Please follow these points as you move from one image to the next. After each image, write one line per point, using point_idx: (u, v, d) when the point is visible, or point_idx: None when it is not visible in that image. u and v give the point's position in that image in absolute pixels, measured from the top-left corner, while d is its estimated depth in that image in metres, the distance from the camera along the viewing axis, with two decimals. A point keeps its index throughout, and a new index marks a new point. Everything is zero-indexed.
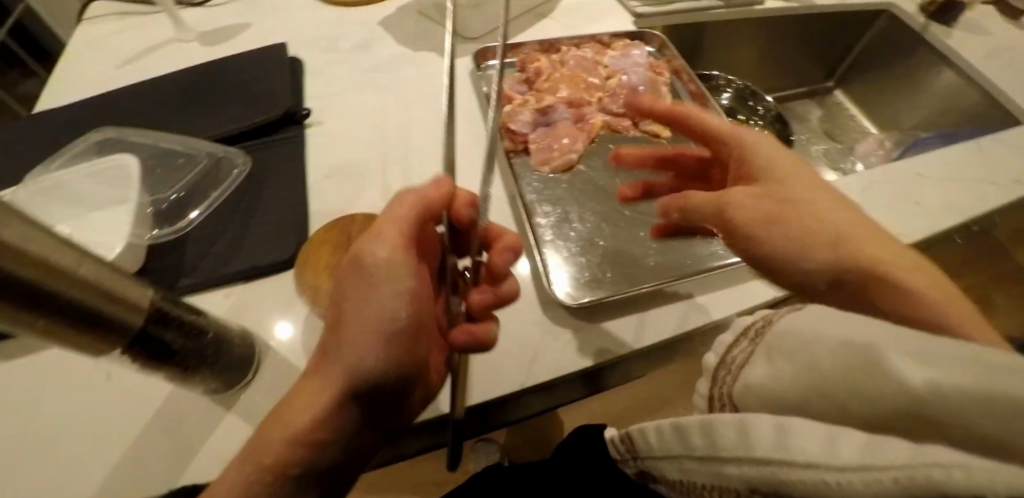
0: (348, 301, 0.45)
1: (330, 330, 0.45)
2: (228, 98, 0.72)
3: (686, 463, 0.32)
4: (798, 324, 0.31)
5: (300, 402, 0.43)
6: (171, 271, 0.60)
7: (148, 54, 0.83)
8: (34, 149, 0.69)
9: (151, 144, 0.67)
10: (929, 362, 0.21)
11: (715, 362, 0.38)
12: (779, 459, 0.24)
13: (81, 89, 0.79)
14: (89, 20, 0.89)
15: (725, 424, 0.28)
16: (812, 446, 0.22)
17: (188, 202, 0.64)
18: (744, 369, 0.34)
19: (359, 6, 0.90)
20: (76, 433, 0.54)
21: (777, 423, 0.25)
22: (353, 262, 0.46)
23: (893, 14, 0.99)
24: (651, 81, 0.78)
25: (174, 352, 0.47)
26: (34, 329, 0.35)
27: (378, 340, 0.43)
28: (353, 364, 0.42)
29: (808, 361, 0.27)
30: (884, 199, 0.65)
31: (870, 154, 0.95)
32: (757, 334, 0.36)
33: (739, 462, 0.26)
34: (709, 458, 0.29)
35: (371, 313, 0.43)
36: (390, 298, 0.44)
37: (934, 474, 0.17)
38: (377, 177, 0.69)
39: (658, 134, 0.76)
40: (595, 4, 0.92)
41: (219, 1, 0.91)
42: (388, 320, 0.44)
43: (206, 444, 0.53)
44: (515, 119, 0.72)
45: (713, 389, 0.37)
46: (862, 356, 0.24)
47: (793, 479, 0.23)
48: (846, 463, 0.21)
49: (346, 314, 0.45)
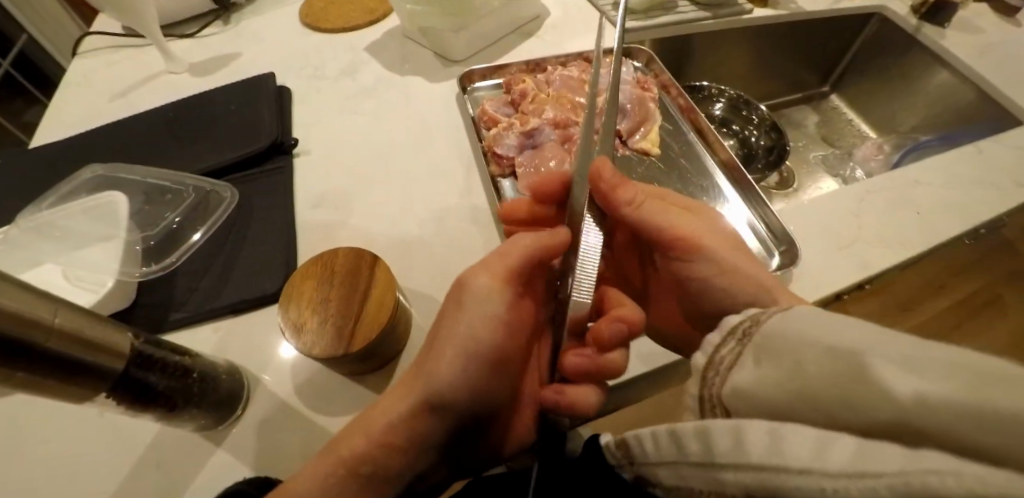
0: (450, 322, 0.45)
1: (423, 347, 0.46)
2: (216, 129, 0.72)
3: (684, 470, 0.26)
4: (788, 323, 0.27)
5: (380, 408, 0.44)
6: (163, 305, 0.61)
7: (139, 87, 0.84)
8: (28, 186, 0.70)
9: (140, 180, 0.67)
10: (915, 369, 0.19)
11: (703, 363, 0.32)
12: (777, 464, 0.20)
13: (74, 123, 0.80)
14: (83, 54, 0.90)
15: (718, 425, 0.23)
16: (806, 450, 0.19)
17: (175, 237, 0.63)
18: (733, 373, 0.28)
19: (345, 32, 0.90)
20: (62, 475, 0.53)
21: (773, 426, 0.21)
22: (464, 284, 0.46)
23: (885, 16, 0.98)
24: (639, 98, 0.77)
25: (159, 394, 0.46)
26: (11, 383, 0.34)
27: (467, 371, 0.43)
28: (434, 379, 0.42)
29: (794, 363, 0.24)
30: (880, 207, 0.64)
31: (869, 160, 0.93)
32: (746, 335, 0.30)
33: (737, 468, 0.22)
34: (704, 464, 0.24)
35: (471, 342, 0.44)
36: (488, 329, 0.44)
37: (930, 480, 0.15)
38: (367, 204, 0.68)
39: (647, 151, 0.76)
40: (581, 20, 0.92)
41: (209, 31, 0.92)
42: (483, 352, 0.44)
43: (194, 483, 0.52)
44: (501, 144, 0.70)
45: (702, 391, 0.31)
46: (847, 363, 0.22)
47: (791, 488, 0.19)
48: (839, 470, 0.18)
49: (438, 334, 0.45)
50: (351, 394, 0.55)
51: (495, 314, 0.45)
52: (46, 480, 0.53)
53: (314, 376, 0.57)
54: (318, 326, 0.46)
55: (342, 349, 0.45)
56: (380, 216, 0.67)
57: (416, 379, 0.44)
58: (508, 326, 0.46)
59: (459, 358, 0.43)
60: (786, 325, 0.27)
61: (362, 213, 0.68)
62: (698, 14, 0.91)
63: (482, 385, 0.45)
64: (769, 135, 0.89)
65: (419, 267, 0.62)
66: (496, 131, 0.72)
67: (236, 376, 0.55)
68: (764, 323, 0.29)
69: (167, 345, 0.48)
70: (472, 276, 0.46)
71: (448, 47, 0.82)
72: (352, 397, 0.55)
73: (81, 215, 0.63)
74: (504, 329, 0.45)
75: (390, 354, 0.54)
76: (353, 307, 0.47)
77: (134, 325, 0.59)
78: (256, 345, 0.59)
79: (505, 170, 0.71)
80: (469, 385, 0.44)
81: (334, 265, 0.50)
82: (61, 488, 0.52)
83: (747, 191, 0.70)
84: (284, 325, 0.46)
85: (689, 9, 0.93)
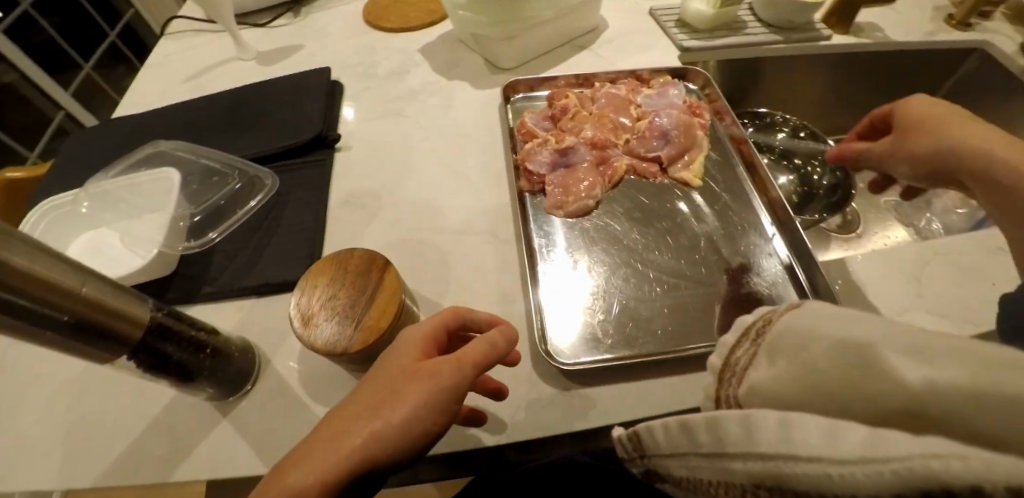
0: (388, 384, 0.39)
1: (367, 395, 0.39)
2: (270, 119, 0.75)
3: (693, 460, 0.29)
4: (803, 322, 0.27)
5: (306, 460, 0.36)
6: (198, 278, 0.63)
7: (211, 71, 0.90)
8: (103, 153, 0.76)
9: (193, 160, 0.71)
10: (928, 358, 0.20)
11: (720, 362, 0.33)
12: (786, 452, 0.21)
13: (151, 98, 0.87)
14: (169, 35, 0.98)
15: (727, 416, 0.25)
16: (815, 437, 0.21)
17: (217, 216, 0.66)
18: (750, 373, 0.29)
19: (402, 32, 0.93)
20: (83, 424, 0.56)
21: (782, 417, 0.22)
22: (401, 349, 0.42)
23: (989, 53, 0.88)
24: (685, 124, 0.73)
25: (174, 365, 0.47)
26: (39, 341, 0.36)
27: (404, 439, 0.37)
28: (381, 438, 0.36)
29: (804, 358, 0.25)
30: None
31: (950, 211, 0.84)
32: (761, 336, 0.30)
33: (745, 458, 0.24)
34: (714, 454, 0.26)
35: (415, 408, 0.38)
36: (436, 398, 0.38)
37: (934, 465, 0.17)
38: (400, 200, 0.69)
39: (688, 182, 0.71)
40: (638, 36, 0.89)
41: (279, 23, 0.97)
42: (426, 424, 0.38)
43: (195, 454, 0.53)
44: (533, 159, 0.70)
45: (720, 391, 0.32)
46: (856, 353, 0.22)
47: (800, 473, 0.21)
48: (847, 457, 0.19)
49: (372, 395, 0.39)
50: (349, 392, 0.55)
51: (445, 384, 0.39)
52: (69, 427, 0.56)
53: (318, 367, 0.57)
54: (324, 322, 0.46)
55: (340, 349, 0.45)
56: (407, 216, 0.68)
57: (342, 438, 0.37)
58: (457, 399, 0.40)
59: (399, 423, 0.37)
60: (800, 324, 0.27)
61: (390, 212, 0.68)
62: (767, 36, 0.85)
63: (410, 458, 0.39)
64: (834, 173, 0.83)
65: (436, 272, 0.62)
66: (532, 146, 0.71)
67: (249, 354, 0.56)
68: (775, 325, 0.29)
69: (187, 318, 0.49)
70: (409, 343, 0.43)
71: (498, 54, 0.82)
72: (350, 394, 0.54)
73: (142, 187, 0.67)
74: (453, 401, 0.39)
75: None
76: (357, 307, 0.47)
77: (169, 294, 0.62)
78: (271, 328, 0.60)
79: (534, 187, 0.69)
80: (399, 456, 0.37)
81: (349, 263, 0.50)
82: (80, 438, 0.55)
83: (791, 235, 0.64)
84: (294, 314, 0.47)
85: (760, 30, 0.86)
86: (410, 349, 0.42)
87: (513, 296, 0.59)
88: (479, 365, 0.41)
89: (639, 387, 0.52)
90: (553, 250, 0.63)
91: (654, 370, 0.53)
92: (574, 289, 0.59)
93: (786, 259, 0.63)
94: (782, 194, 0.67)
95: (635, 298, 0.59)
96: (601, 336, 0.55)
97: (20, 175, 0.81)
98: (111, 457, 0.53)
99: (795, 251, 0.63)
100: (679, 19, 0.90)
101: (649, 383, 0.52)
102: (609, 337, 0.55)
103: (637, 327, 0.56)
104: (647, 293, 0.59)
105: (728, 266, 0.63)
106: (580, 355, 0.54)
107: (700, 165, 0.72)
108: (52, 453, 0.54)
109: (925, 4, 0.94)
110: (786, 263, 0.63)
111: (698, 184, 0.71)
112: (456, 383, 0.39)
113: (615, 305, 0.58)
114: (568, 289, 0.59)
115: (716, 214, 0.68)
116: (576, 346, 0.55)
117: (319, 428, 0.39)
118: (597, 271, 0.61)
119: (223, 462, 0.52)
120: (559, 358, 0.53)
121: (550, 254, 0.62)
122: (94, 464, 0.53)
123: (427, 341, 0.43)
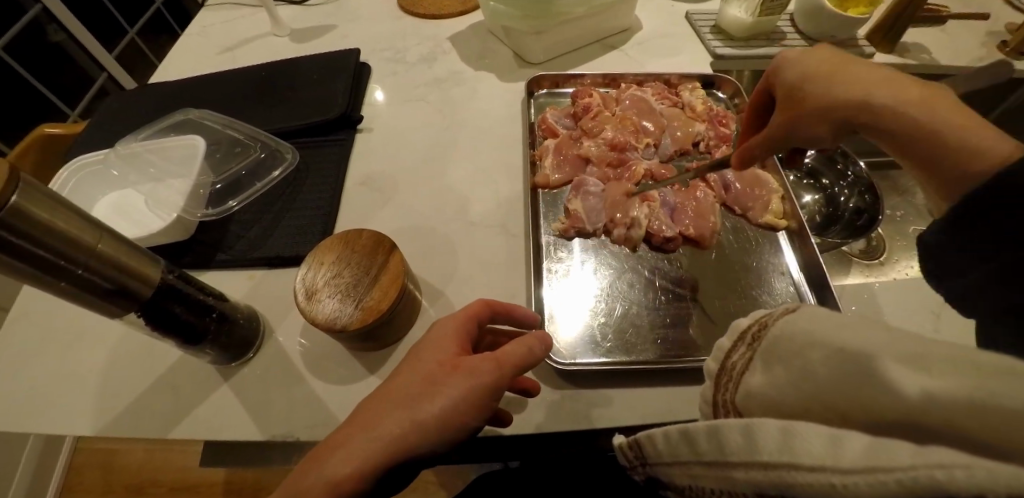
0: (424, 378, 0.40)
1: (400, 389, 0.40)
2: (300, 95, 0.77)
3: (694, 469, 0.28)
4: (795, 325, 0.28)
5: (344, 449, 0.37)
6: (214, 245, 0.64)
7: (245, 45, 0.92)
8: (137, 117, 0.79)
9: (221, 131, 0.72)
10: (925, 367, 0.21)
11: (715, 366, 0.34)
12: (788, 461, 0.22)
13: (188, 66, 0.90)
14: (211, 7, 1.01)
15: (729, 425, 0.25)
16: (816, 446, 0.21)
17: (237, 186, 0.67)
18: (746, 377, 0.31)
19: (435, 20, 0.94)
20: (90, 374, 0.57)
21: (783, 426, 0.23)
22: (437, 341, 0.43)
23: None
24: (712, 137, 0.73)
25: (181, 323, 0.47)
26: (61, 291, 0.37)
27: (441, 432, 0.38)
28: (420, 435, 0.38)
29: (800, 365, 0.26)
30: (911, 297, 0.67)
31: None
32: (755, 339, 0.31)
33: (747, 466, 0.24)
34: (718, 462, 0.26)
35: (452, 401, 0.39)
36: (475, 392, 0.39)
37: (937, 474, 0.17)
38: (417, 185, 0.70)
39: (774, 223, 0.65)
40: (671, 39, 0.88)
41: (314, 2, 0.99)
42: (461, 418, 0.39)
43: (193, 411, 0.54)
44: (653, 222, 0.64)
45: (717, 394, 0.34)
46: (853, 367, 0.23)
47: (802, 483, 0.21)
48: (850, 466, 0.20)
49: (406, 386, 0.40)
50: (344, 370, 0.55)
51: (485, 383, 0.40)
52: (78, 374, 0.57)
53: (315, 339, 0.57)
54: (326, 299, 0.47)
55: (339, 326, 0.45)
56: (419, 201, 0.68)
57: (380, 425, 0.38)
58: (492, 396, 0.41)
59: (440, 417, 0.38)
60: (791, 329, 0.28)
61: (403, 196, 0.69)
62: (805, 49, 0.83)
63: (446, 448, 0.40)
64: (862, 196, 0.80)
65: (445, 259, 0.62)
66: (552, 144, 0.72)
67: (254, 322, 0.57)
68: (770, 329, 0.30)
69: (197, 283, 0.50)
70: (444, 336, 0.43)
71: (526, 47, 0.83)
72: (346, 371, 0.55)
73: (169, 152, 0.68)
74: (491, 399, 0.40)
75: (392, 340, 0.54)
76: (362, 285, 0.47)
77: (185, 257, 0.63)
78: (277, 299, 0.61)
79: (548, 182, 0.68)
80: (437, 447, 0.39)
81: (357, 242, 0.50)
82: (88, 388, 0.56)
83: (804, 251, 0.63)
84: (299, 287, 0.48)
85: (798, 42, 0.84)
86: (444, 341, 0.43)
87: (517, 287, 0.59)
88: (517, 366, 0.42)
89: (629, 396, 0.51)
90: (560, 248, 0.63)
91: (649, 381, 0.52)
92: (571, 285, 0.59)
93: (799, 282, 0.62)
94: (799, 208, 0.66)
95: (639, 304, 0.58)
96: (600, 339, 0.55)
97: (59, 131, 0.84)
98: (117, 406, 0.55)
99: (804, 269, 0.62)
100: (716, 25, 0.88)
101: (643, 395, 0.51)
102: (603, 338, 0.55)
103: (637, 334, 0.56)
104: (652, 301, 0.59)
105: (739, 283, 0.61)
106: (576, 356, 0.53)
107: (781, 205, 0.66)
108: (61, 398, 0.55)
109: (978, 29, 0.90)
110: (797, 284, 0.61)
111: (787, 223, 0.66)
112: (494, 382, 0.40)
113: (615, 310, 0.57)
114: (568, 289, 0.59)
115: (729, 227, 0.67)
116: (571, 346, 0.54)
117: (356, 413, 0.40)
118: (601, 274, 0.61)
119: (220, 423, 0.53)
120: (555, 357, 0.53)
121: (559, 254, 0.62)
122: (101, 411, 0.54)
123: (460, 335, 0.44)
